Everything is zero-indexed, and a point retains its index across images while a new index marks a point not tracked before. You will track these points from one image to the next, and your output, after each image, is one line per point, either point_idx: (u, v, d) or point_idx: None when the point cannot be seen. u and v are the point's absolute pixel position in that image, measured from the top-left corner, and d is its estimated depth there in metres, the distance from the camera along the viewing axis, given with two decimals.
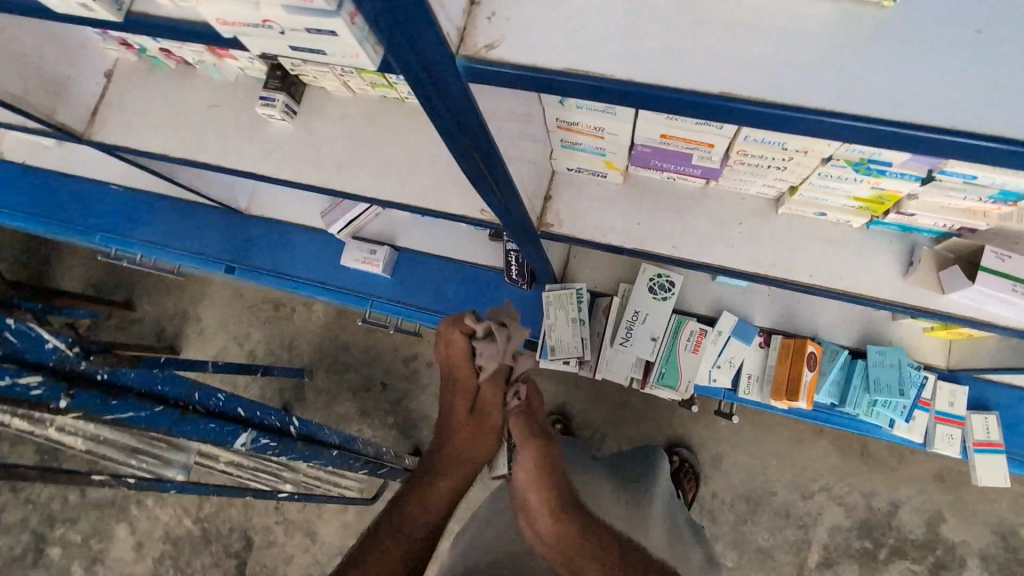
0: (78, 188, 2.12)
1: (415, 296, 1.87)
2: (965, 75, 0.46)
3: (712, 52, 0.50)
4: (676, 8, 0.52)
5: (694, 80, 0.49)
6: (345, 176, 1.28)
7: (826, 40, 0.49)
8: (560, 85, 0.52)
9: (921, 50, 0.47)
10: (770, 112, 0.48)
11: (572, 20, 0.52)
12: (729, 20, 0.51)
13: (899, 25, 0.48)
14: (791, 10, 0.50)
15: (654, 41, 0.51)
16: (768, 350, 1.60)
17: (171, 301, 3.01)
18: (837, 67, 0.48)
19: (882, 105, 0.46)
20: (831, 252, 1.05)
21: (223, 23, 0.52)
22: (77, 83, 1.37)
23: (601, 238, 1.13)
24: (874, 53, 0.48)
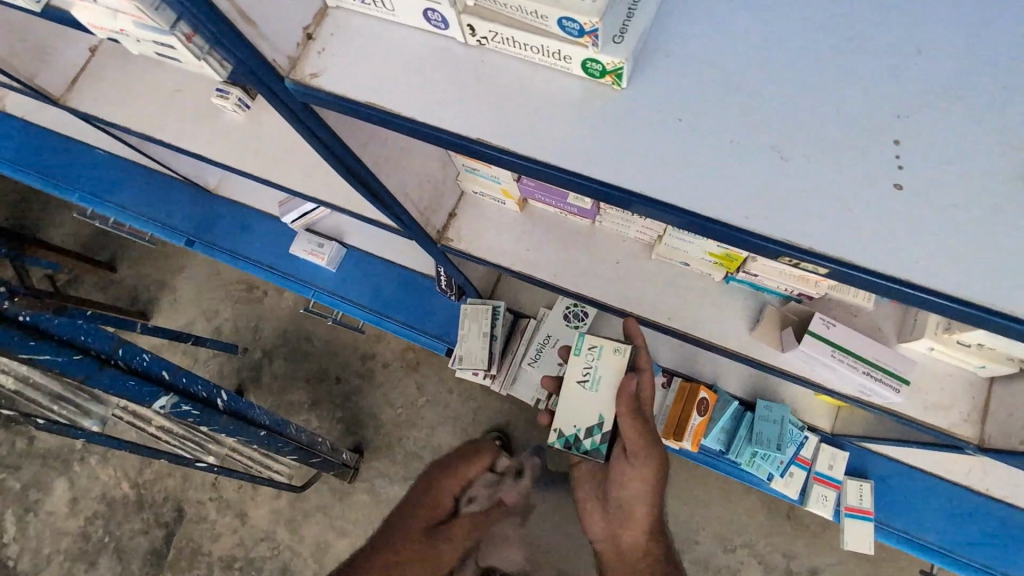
0: (68, 150, 2.26)
1: (355, 293, 1.97)
2: (658, 149, 0.57)
3: (477, 105, 0.62)
4: (464, 65, 0.63)
5: (460, 126, 0.61)
6: (284, 171, 1.39)
7: (563, 107, 0.60)
8: (362, 114, 0.64)
9: (637, 126, 0.57)
10: (512, 160, 0.60)
11: (379, 64, 0.64)
12: (500, 80, 0.62)
13: (621, 103, 0.58)
14: (551, 82, 0.61)
15: (440, 90, 0.63)
16: (667, 390, 1.67)
17: (150, 269, 3.12)
18: (565, 132, 0.59)
19: (593, 167, 0.57)
20: (692, 301, 1.16)
21: (98, 29, 0.64)
22: (62, 53, 1.51)
23: (495, 258, 1.23)
24: (592, 122, 0.59)
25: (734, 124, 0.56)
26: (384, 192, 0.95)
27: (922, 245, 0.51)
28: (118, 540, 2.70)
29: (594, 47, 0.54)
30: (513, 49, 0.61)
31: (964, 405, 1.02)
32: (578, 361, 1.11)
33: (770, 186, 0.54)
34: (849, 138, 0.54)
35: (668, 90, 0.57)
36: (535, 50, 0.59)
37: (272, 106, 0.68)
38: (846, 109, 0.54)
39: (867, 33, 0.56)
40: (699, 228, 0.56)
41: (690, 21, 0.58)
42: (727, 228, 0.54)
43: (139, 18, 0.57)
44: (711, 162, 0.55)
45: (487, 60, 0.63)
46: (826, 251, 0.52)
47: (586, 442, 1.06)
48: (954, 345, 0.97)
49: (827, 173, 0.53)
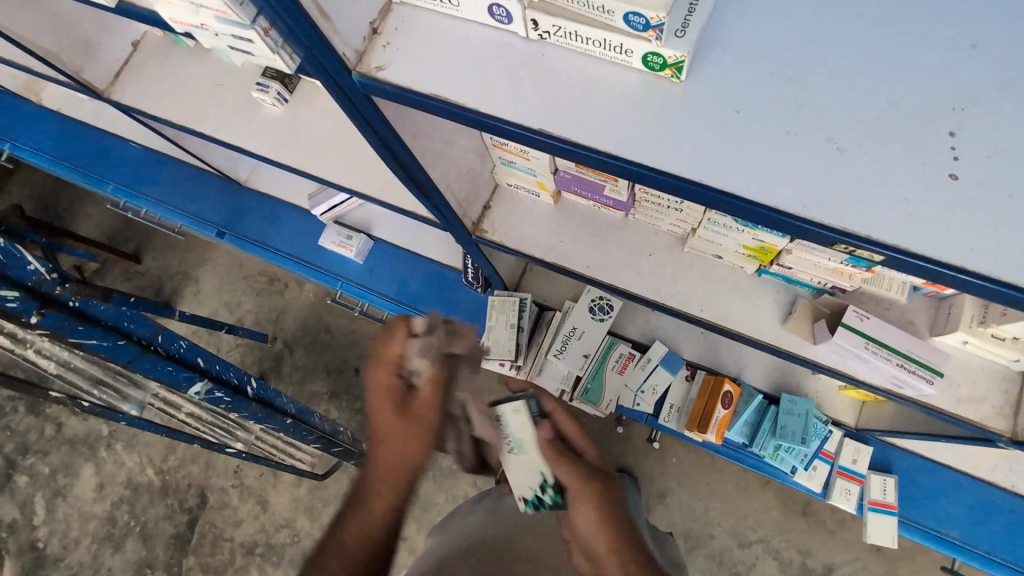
0: (103, 142, 2.32)
1: (382, 285, 2.01)
2: (717, 141, 0.59)
3: (539, 96, 0.64)
4: (526, 59, 0.65)
5: (522, 116, 0.64)
6: (320, 164, 1.43)
7: (622, 100, 0.62)
8: (425, 105, 0.67)
9: (693, 118, 0.60)
10: (572, 150, 0.63)
11: (442, 57, 0.67)
12: (559, 74, 0.64)
13: (679, 97, 0.61)
14: (610, 75, 0.63)
15: (500, 82, 0.65)
16: (691, 383, 1.69)
17: (175, 260, 3.18)
18: (624, 124, 0.62)
19: (652, 157, 0.60)
20: (723, 293, 1.18)
21: (177, 23, 0.68)
22: (105, 48, 1.55)
23: (528, 250, 1.26)
24: (650, 115, 0.61)
25: (789, 116, 0.58)
26: (428, 182, 0.99)
27: (975, 233, 0.53)
28: (143, 524, 2.77)
29: (658, 41, 0.56)
30: (574, 43, 0.63)
31: (995, 399, 1.03)
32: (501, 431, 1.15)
33: (825, 175, 0.56)
34: (902, 130, 0.56)
35: (724, 83, 0.60)
36: (596, 44, 0.61)
37: (337, 99, 0.71)
38: (900, 102, 0.56)
39: (920, 28, 0.58)
40: (755, 216, 0.58)
41: (747, 16, 0.60)
42: (783, 215, 0.56)
43: (224, 13, 0.61)
44: (767, 154, 0.57)
45: (547, 54, 0.65)
46: (882, 239, 0.54)
47: (545, 498, 1.06)
48: (989, 338, 0.98)
49: (881, 164, 0.55)
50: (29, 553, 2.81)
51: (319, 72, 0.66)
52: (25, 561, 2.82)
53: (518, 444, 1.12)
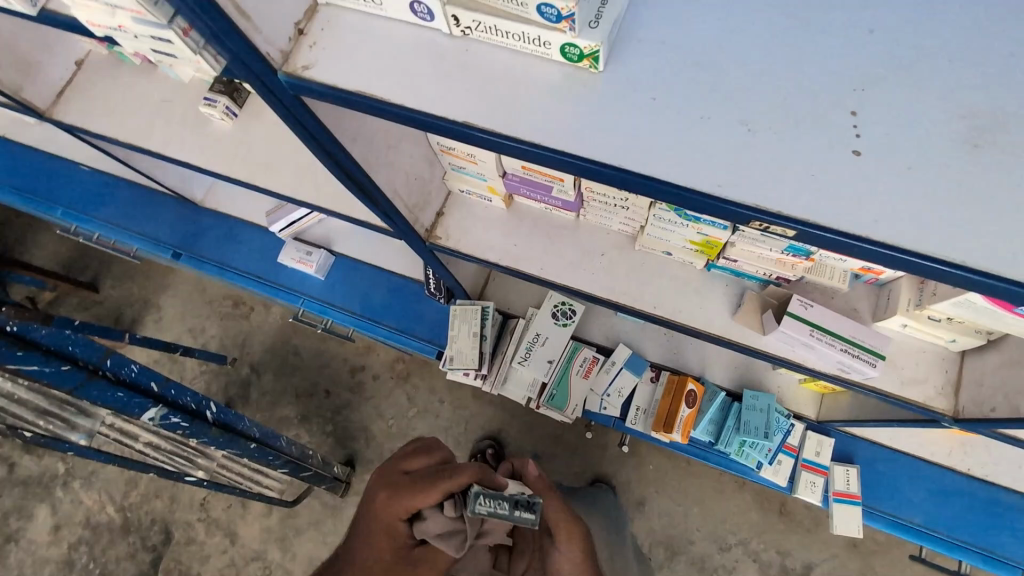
0: (52, 167, 2.26)
1: (345, 300, 1.98)
2: (635, 125, 0.60)
3: (464, 90, 0.65)
4: (451, 54, 0.66)
5: (448, 110, 0.64)
6: (272, 177, 1.41)
7: (545, 90, 0.63)
8: (353, 102, 0.67)
9: (615, 107, 0.61)
10: (497, 141, 0.63)
11: (369, 55, 0.67)
12: (483, 68, 0.65)
13: (597, 86, 0.62)
14: (532, 68, 0.64)
15: (425, 78, 0.66)
16: (656, 384, 1.70)
17: (134, 288, 3.09)
18: (547, 114, 0.63)
19: (574, 145, 0.61)
20: (675, 289, 1.19)
21: (96, 27, 0.67)
22: (48, 67, 1.52)
23: (483, 255, 1.26)
24: (571, 105, 0.62)
25: (704, 102, 0.59)
26: (373, 186, 0.99)
27: (882, 205, 0.55)
28: (103, 567, 2.63)
29: (571, 32, 0.58)
30: (495, 37, 0.64)
31: (938, 379, 1.06)
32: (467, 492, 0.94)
33: (742, 157, 0.58)
34: (810, 111, 0.58)
35: (641, 72, 0.61)
36: (516, 37, 0.63)
37: (266, 102, 0.71)
38: (807, 84, 0.59)
39: (822, 15, 0.61)
40: (676, 197, 0.59)
41: (659, 8, 0.63)
42: (704, 197, 0.57)
43: (140, 13, 0.60)
44: (683, 137, 0.59)
45: (471, 50, 0.66)
46: (792, 214, 0.56)
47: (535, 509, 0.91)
48: (925, 320, 1.01)
49: (793, 145, 0.57)
50: None
51: (245, 74, 0.66)
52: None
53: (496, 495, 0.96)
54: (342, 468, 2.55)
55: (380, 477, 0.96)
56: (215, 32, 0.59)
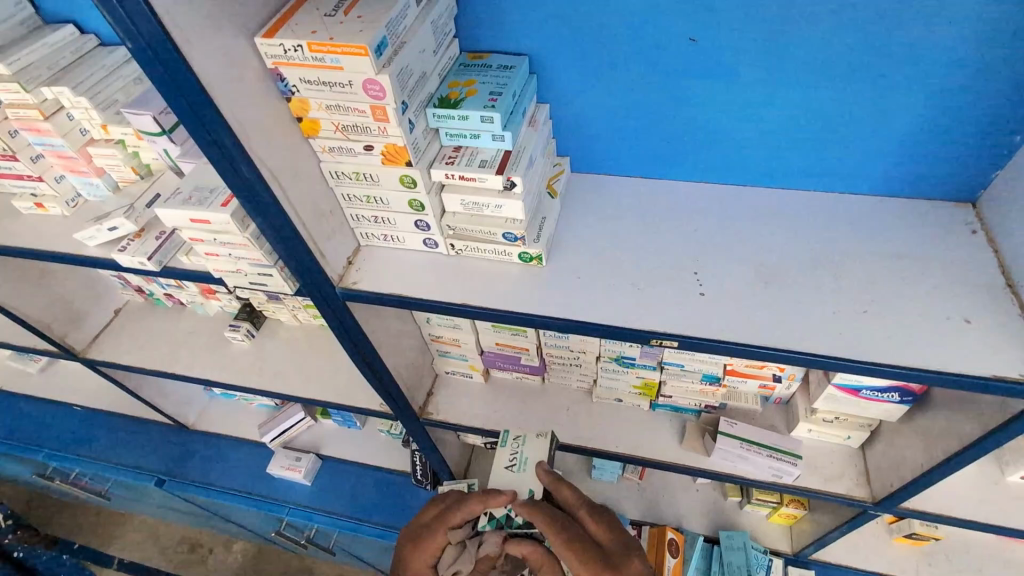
0: (43, 412, 2.38)
1: (331, 504, 2.05)
2: (572, 294, 0.98)
3: (462, 285, 1.02)
4: (451, 266, 1.05)
5: (452, 298, 1.00)
6: (283, 383, 1.67)
7: (513, 280, 1.02)
8: (388, 300, 1.01)
9: (561, 287, 0.99)
10: (485, 313, 0.98)
11: (398, 271, 1.05)
12: (471, 271, 1.04)
13: (544, 275, 1.02)
14: (504, 269, 1.03)
15: (435, 281, 1.03)
16: (639, 541, 1.78)
17: (82, 541, 2.90)
18: (516, 293, 1.00)
19: (536, 309, 0.97)
20: (630, 429, 1.45)
21: (218, 271, 1.04)
22: (92, 316, 1.83)
23: (469, 422, 1.50)
24: (530, 287, 1.00)
25: (611, 279, 0.99)
26: (382, 368, 1.28)
27: (725, 320, 0.91)
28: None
29: (524, 245, 0.98)
30: (478, 254, 1.04)
31: (852, 473, 1.30)
32: (504, 449, 1.26)
33: (642, 305, 0.95)
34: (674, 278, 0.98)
35: (572, 267, 1.02)
36: (490, 252, 1.02)
37: (322, 307, 1.04)
38: (668, 264, 1.00)
39: (667, 229, 1.06)
40: (604, 331, 0.93)
41: (574, 231, 1.08)
42: (626, 331, 0.92)
43: (257, 259, 0.97)
44: (601, 297, 0.97)
45: (463, 262, 1.05)
46: (675, 331, 0.91)
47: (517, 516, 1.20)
48: (821, 422, 1.30)
49: (670, 296, 0.96)
50: None
51: (314, 290, 1.00)
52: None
53: (521, 464, 1.23)
54: None
55: (405, 536, 1.25)
56: (305, 264, 0.95)
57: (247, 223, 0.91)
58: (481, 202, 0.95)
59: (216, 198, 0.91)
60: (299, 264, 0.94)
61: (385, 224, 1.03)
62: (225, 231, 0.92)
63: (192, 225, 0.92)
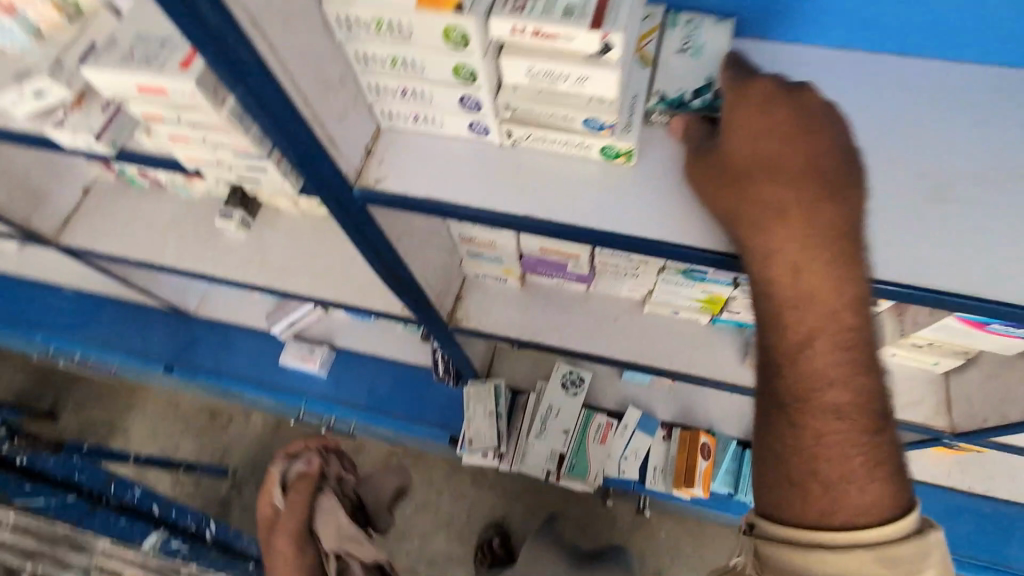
0: (32, 291, 2.21)
1: (349, 395, 2.00)
2: (671, 207, 0.74)
3: (520, 189, 0.77)
4: (502, 160, 0.78)
5: (508, 207, 0.75)
6: (287, 280, 1.47)
7: (591, 183, 0.76)
8: (422, 207, 0.77)
9: (646, 192, 0.75)
10: (552, 228, 0.74)
11: (432, 167, 0.78)
12: (532, 169, 0.78)
13: (628, 178, 0.76)
14: (576, 165, 0.77)
15: (486, 182, 0.77)
16: (669, 442, 1.76)
17: (99, 413, 2.96)
18: (592, 200, 0.75)
19: (622, 228, 0.74)
20: (685, 344, 1.30)
21: (191, 160, 0.78)
22: (58, 197, 1.57)
23: (504, 332, 1.34)
24: (612, 194, 0.76)
25: None
26: (408, 277, 1.08)
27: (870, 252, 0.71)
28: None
29: (611, 136, 0.72)
30: (541, 145, 0.77)
31: (931, 400, 1.19)
32: (670, 36, 0.82)
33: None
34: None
35: (666, 165, 0.77)
36: (561, 143, 0.75)
37: (336, 213, 0.79)
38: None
39: None
40: (712, 260, 0.72)
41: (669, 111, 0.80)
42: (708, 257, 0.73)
43: (243, 148, 0.70)
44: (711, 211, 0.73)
45: (519, 155, 0.78)
46: None
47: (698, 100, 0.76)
48: (909, 347, 1.15)
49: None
50: None
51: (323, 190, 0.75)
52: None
53: (697, 50, 0.81)
54: None
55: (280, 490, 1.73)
56: (310, 158, 0.69)
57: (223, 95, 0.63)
58: (556, 73, 0.66)
59: (171, 54, 0.61)
60: (300, 158, 0.68)
61: (416, 100, 0.74)
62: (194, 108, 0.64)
63: (143, 96, 0.64)
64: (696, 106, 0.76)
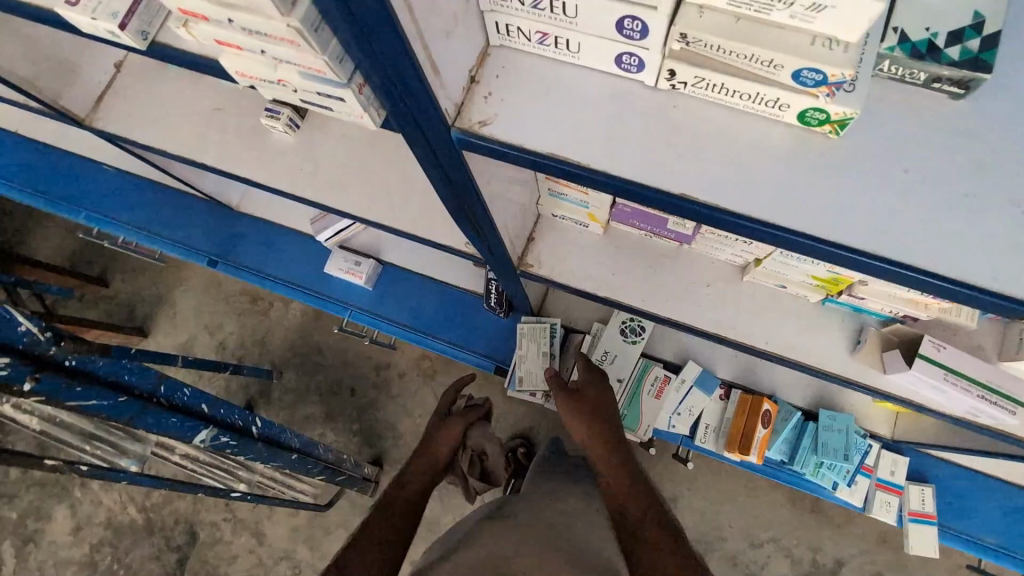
0: (69, 164, 2.09)
1: (393, 312, 1.92)
2: (848, 199, 0.60)
3: (663, 154, 0.62)
4: (649, 110, 0.64)
5: (645, 176, 0.61)
6: (339, 194, 1.31)
7: (749, 157, 0.62)
8: (540, 165, 0.62)
9: (815, 179, 0.61)
10: (694, 209, 0.61)
11: (559, 112, 0.63)
12: (681, 129, 0.63)
13: (795, 158, 0.63)
14: (743, 126, 0.63)
15: (622, 140, 0.63)
16: (726, 402, 1.68)
17: (146, 282, 3.00)
18: (749, 180, 0.62)
19: (783, 219, 0.60)
20: (785, 322, 1.13)
21: (241, 75, 0.60)
22: (86, 70, 1.38)
23: (578, 285, 1.19)
24: (774, 174, 0.62)
25: (916, 183, 0.60)
26: (485, 225, 0.91)
27: None
28: (128, 566, 2.69)
29: (828, 98, 0.57)
30: (704, 95, 0.63)
31: None
32: None
33: (919, 224, 0.59)
34: (967, 176, 0.60)
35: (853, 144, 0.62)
36: (744, 96, 0.61)
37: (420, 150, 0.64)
38: (934, 166, 0.61)
39: (993, 83, 0.63)
40: (890, 273, 0.59)
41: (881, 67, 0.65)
42: (851, 253, 0.59)
43: (319, 72, 0.52)
44: (901, 211, 0.60)
45: (674, 107, 0.64)
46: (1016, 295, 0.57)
47: (956, 48, 0.61)
48: None
49: (965, 209, 0.59)
50: None
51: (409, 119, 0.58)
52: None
53: None
54: (370, 468, 2.61)
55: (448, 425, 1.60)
56: (405, 85, 0.52)
57: (296, 1, 0.43)
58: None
59: None
60: (385, 82, 0.51)
61: (557, 17, 0.59)
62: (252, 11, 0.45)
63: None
64: (955, 54, 0.61)
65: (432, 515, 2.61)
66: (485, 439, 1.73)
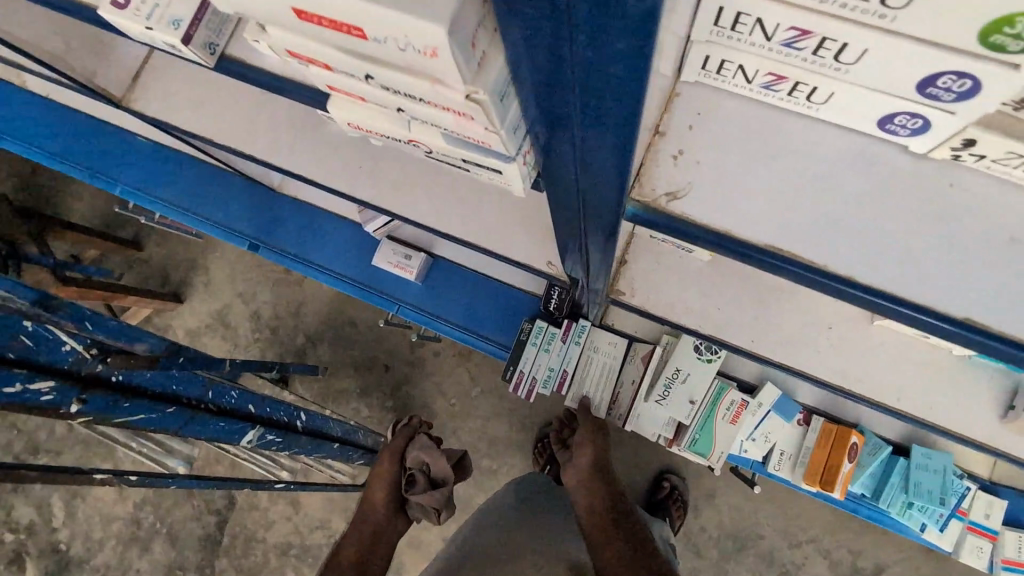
0: (102, 132, 1.96)
1: (443, 309, 1.79)
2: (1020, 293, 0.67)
3: (865, 233, 0.69)
4: (897, 175, 0.69)
5: (821, 253, 0.70)
6: (403, 197, 1.22)
7: (949, 241, 0.68)
8: (726, 245, 0.72)
9: (994, 264, 0.67)
10: (858, 291, 0.71)
11: (774, 189, 0.71)
12: (899, 206, 0.70)
13: (993, 249, 0.68)
14: (999, 196, 0.68)
15: (818, 218, 0.70)
16: (806, 429, 1.53)
17: (179, 247, 2.92)
18: (944, 264, 0.68)
19: (949, 300, 0.68)
20: (915, 370, 1.03)
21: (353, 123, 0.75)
22: (123, 44, 1.25)
23: (671, 314, 1.08)
24: (966, 260, 0.68)
25: None
26: (594, 253, 0.89)
27: None
28: (170, 526, 2.74)
29: None
30: (993, 169, 0.66)
31: None
32: None
33: None
34: None
35: None
36: None
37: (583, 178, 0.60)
38: None
39: None
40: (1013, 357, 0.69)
41: None
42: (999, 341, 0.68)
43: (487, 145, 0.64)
44: None
45: (921, 180, 0.69)
46: None
47: None
48: None
49: None
50: (53, 556, 2.79)
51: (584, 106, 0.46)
52: (49, 562, 2.82)
53: None
54: None
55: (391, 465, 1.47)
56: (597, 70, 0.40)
57: (483, 60, 0.46)
58: None
59: None
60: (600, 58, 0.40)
61: (824, 67, 0.57)
62: (438, 77, 0.49)
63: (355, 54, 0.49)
64: None
65: (465, 496, 2.58)
66: (422, 453, 1.41)
